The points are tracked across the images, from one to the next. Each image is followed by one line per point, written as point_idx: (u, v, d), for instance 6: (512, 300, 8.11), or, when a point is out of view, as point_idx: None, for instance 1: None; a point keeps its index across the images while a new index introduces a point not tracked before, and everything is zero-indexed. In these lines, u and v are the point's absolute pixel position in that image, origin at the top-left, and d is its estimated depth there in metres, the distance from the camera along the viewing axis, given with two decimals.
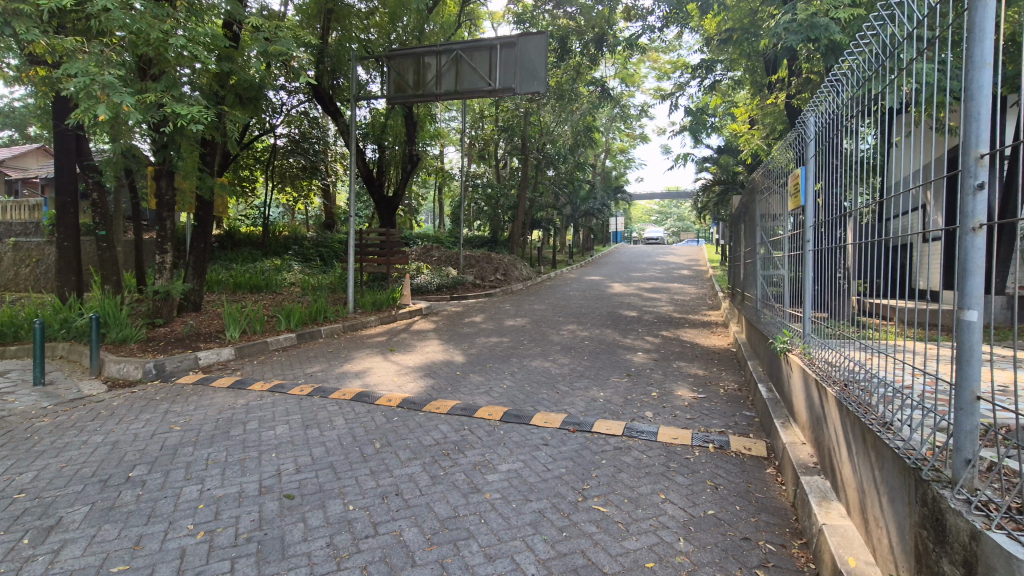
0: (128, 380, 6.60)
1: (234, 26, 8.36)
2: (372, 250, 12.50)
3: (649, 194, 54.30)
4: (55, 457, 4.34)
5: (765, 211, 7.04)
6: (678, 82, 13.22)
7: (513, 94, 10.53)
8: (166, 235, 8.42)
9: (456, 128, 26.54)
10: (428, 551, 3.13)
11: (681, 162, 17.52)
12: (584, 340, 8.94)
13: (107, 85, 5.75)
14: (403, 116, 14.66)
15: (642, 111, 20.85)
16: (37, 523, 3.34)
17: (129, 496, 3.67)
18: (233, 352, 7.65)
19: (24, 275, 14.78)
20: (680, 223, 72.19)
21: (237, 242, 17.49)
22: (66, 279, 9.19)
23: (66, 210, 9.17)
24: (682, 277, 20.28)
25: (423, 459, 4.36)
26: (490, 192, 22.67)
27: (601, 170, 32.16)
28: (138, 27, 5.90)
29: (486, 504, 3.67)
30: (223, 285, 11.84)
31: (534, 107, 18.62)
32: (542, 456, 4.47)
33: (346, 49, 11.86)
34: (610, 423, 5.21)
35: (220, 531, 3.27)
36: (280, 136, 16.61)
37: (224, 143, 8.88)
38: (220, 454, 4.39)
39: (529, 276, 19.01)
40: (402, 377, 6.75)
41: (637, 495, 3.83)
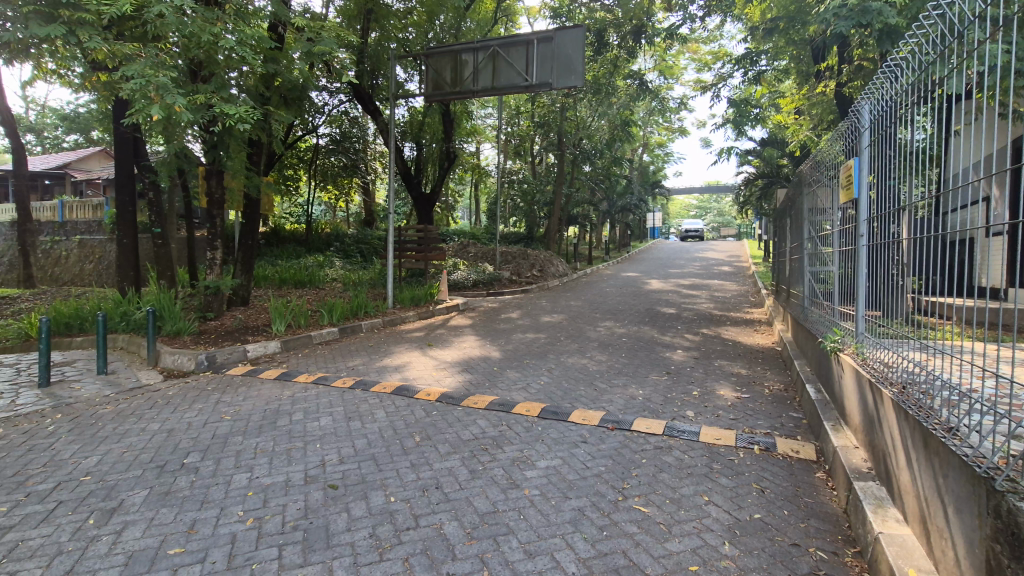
0: (183, 371, 6.91)
1: (280, 29, 8.58)
2: (410, 246, 12.69)
3: (688, 190, 52.99)
4: (117, 442, 4.59)
5: (813, 204, 6.73)
6: (719, 73, 12.89)
7: (550, 89, 10.39)
8: (216, 233, 8.78)
9: (492, 125, 26.64)
10: (468, 545, 3.14)
11: (725, 155, 17.04)
12: (622, 338, 8.81)
13: (162, 87, 6.01)
14: (440, 114, 14.86)
15: (682, 103, 20.35)
16: (101, 505, 3.53)
17: (183, 482, 3.83)
18: (279, 345, 7.90)
19: (88, 270, 15.76)
20: (718, 218, 70.55)
21: (283, 238, 18.07)
22: (126, 274, 9.72)
23: (126, 209, 9.65)
24: (723, 273, 19.71)
25: (462, 454, 4.40)
26: (526, 188, 22.64)
27: (639, 164, 31.68)
28: (190, 30, 6.11)
29: (525, 500, 3.67)
30: (269, 280, 12.21)
31: (570, 102, 18.45)
32: (581, 454, 4.43)
33: (385, 49, 12.05)
34: (650, 422, 5.11)
35: (268, 519, 3.38)
36: (321, 136, 17.08)
37: (269, 144, 9.18)
38: (268, 444, 4.54)
39: (565, 272, 18.90)
40: (440, 372, 6.80)
41: (679, 496, 3.74)
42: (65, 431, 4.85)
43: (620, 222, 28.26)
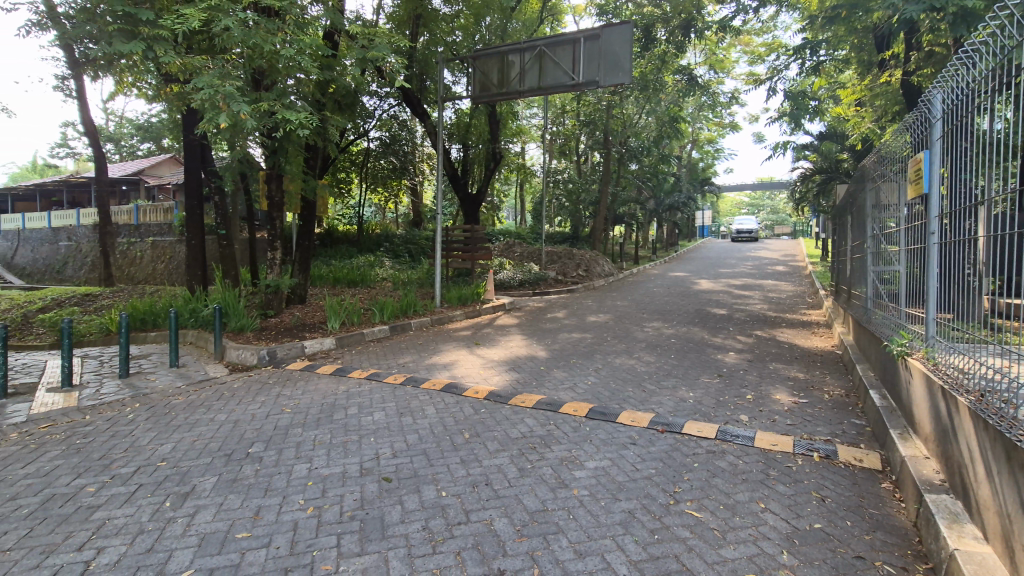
0: (246, 365, 7.29)
1: (335, 37, 8.88)
2: (457, 246, 12.87)
3: (739, 187, 51.14)
4: (189, 430, 4.89)
5: (876, 200, 6.39)
6: (774, 65, 12.44)
7: (597, 87, 10.29)
8: (276, 234, 9.18)
9: (538, 125, 26.65)
10: (519, 542, 3.17)
11: (780, 150, 16.37)
12: (671, 339, 8.63)
13: (228, 96, 6.34)
14: (486, 115, 15.05)
15: (733, 98, 19.74)
16: (176, 489, 3.77)
17: (249, 470, 4.05)
18: (335, 342, 8.19)
19: (160, 270, 16.90)
20: (771, 216, 67.73)
21: (336, 239, 18.75)
22: (194, 273, 10.32)
23: (195, 213, 10.24)
24: (777, 273, 18.95)
25: (510, 452, 4.43)
26: (571, 187, 22.56)
27: (687, 161, 30.96)
28: (253, 41, 6.41)
29: (574, 500, 3.66)
30: (324, 280, 12.67)
31: (616, 100, 18.12)
32: (630, 455, 4.37)
33: (433, 53, 12.29)
34: (701, 425, 4.99)
35: (327, 508, 3.52)
36: (372, 140, 17.55)
37: (325, 148, 9.52)
38: (326, 436, 4.72)
39: (611, 272, 18.68)
40: (488, 370, 6.88)
41: (733, 503, 3.64)
42: (143, 419, 5.21)
43: (667, 220, 27.65)
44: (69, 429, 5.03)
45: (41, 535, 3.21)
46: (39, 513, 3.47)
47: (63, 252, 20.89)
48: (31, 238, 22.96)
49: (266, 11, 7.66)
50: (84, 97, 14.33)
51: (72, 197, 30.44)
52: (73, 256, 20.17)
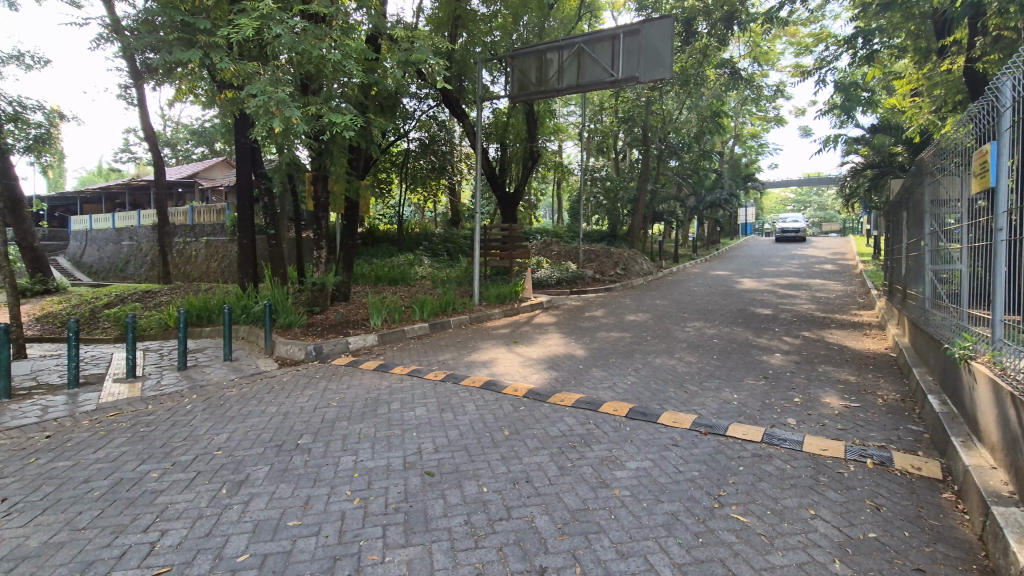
0: (294, 360, 7.56)
1: (378, 40, 9.07)
2: (494, 244, 12.94)
3: (784, 183, 49.43)
4: (242, 421, 5.12)
5: (935, 196, 6.07)
6: (822, 57, 11.99)
7: (637, 83, 10.12)
8: (321, 233, 9.44)
9: (575, 123, 26.49)
10: (561, 540, 3.17)
11: (830, 144, 15.73)
12: (713, 339, 8.44)
13: (280, 102, 6.58)
14: (524, 114, 15.09)
15: (778, 90, 19.09)
16: (231, 477, 3.95)
17: (298, 461, 4.20)
18: (377, 338, 8.39)
19: (213, 268, 17.72)
20: (819, 212, 64.80)
21: (377, 238, 19.18)
22: (246, 271, 10.77)
23: (246, 213, 10.68)
24: (825, 273, 18.19)
25: (550, 450, 4.44)
26: (609, 185, 22.35)
27: (730, 157, 30.13)
28: (302, 47, 6.61)
29: (615, 500, 3.63)
30: (366, 278, 12.99)
31: (656, 95, 17.54)
32: (673, 457, 4.31)
33: (472, 53, 12.30)
34: (747, 427, 4.86)
35: (373, 500, 3.62)
36: (412, 140, 17.84)
37: (368, 149, 9.76)
38: (370, 429, 4.85)
39: (649, 270, 18.40)
40: (527, 369, 6.90)
41: (781, 508, 3.53)
42: (200, 410, 5.47)
43: (708, 218, 27.03)
44: (134, 417, 5.34)
45: (111, 516, 3.42)
46: (109, 495, 3.70)
47: (126, 250, 22.19)
48: (97, 237, 24.47)
49: (312, 17, 7.89)
50: (144, 104, 15.15)
51: (134, 199, 32.29)
52: (135, 255, 21.40)
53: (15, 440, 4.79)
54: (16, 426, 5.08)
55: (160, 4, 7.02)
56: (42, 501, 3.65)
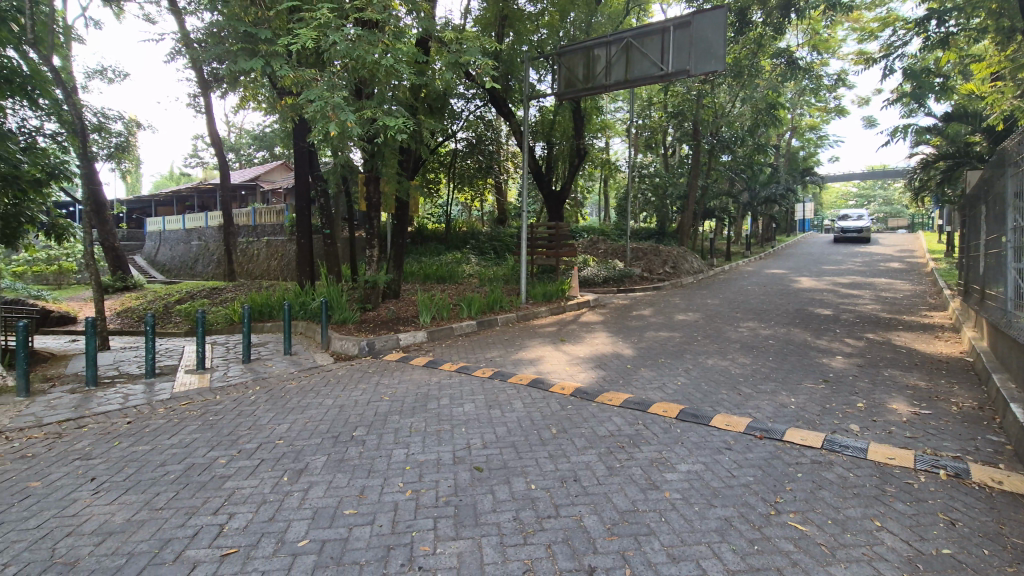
0: (348, 354, 7.83)
1: (428, 42, 9.24)
2: (541, 243, 12.92)
3: (846, 176, 46.82)
4: (301, 413, 5.35)
5: (1019, 187, 5.59)
6: (888, 42, 11.30)
7: (687, 76, 9.85)
8: (373, 232, 9.70)
9: (623, 119, 26.08)
10: (610, 541, 3.15)
11: (897, 135, 14.80)
12: (767, 340, 8.14)
13: (336, 106, 6.82)
14: (571, 111, 14.96)
15: (839, 79, 18.11)
16: (292, 465, 4.15)
17: (354, 452, 4.36)
18: (427, 335, 8.58)
19: (273, 266, 18.61)
20: (884, 206, 60.65)
21: (425, 237, 19.56)
22: (303, 269, 11.27)
23: (304, 214, 11.15)
24: (892, 271, 17.08)
25: (598, 449, 4.41)
26: (658, 181, 21.89)
27: (786, 150, 28.80)
28: (356, 53, 6.81)
29: (665, 503, 3.57)
30: (415, 276, 13.27)
31: (707, 88, 17.00)
32: (726, 461, 4.19)
33: (518, 52, 12.30)
34: (806, 433, 4.66)
35: (424, 492, 3.71)
36: (460, 140, 18.08)
37: (418, 150, 10.00)
38: (421, 424, 4.97)
39: (700, 269, 17.90)
40: (574, 367, 6.87)
41: (843, 518, 3.37)
42: (263, 401, 5.78)
43: (762, 214, 25.97)
44: (204, 406, 5.70)
45: (185, 498, 3.67)
46: (183, 478, 3.96)
47: (194, 250, 23.61)
48: (169, 238, 26.14)
49: (364, 24, 8.13)
50: (211, 111, 16.03)
51: (202, 202, 34.30)
52: (203, 254, 22.77)
53: (101, 425, 5.21)
54: (102, 412, 5.53)
55: (225, 17, 7.44)
56: (125, 481, 3.96)
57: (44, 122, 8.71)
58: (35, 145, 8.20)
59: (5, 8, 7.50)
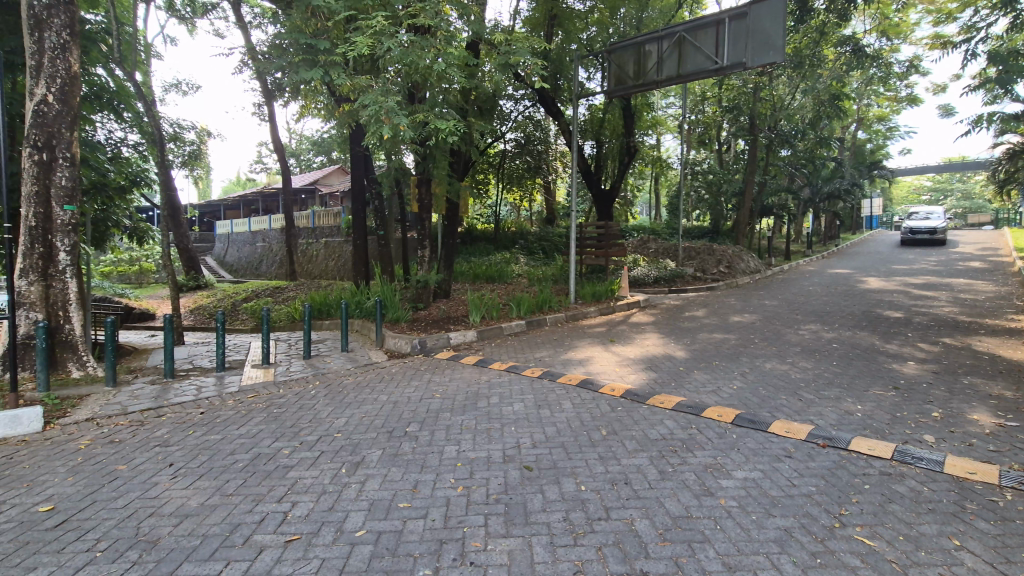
0: (402, 352, 8.06)
1: (479, 44, 9.34)
2: (590, 242, 12.80)
3: (919, 170, 43.72)
4: (358, 408, 5.55)
5: None
6: (970, 24, 10.45)
7: (744, 69, 9.50)
8: (425, 233, 9.90)
9: (675, 115, 25.46)
10: (662, 546, 3.09)
11: (979, 125, 13.68)
12: (830, 343, 7.73)
13: (390, 110, 7.02)
14: (621, 108, 14.75)
15: (912, 66, 16.95)
16: (349, 458, 4.32)
17: (407, 447, 4.49)
18: (477, 334, 8.69)
19: (331, 267, 19.38)
20: (963, 200, 56.01)
21: (475, 237, 19.81)
22: (359, 270, 11.68)
23: (360, 216, 11.57)
24: (974, 271, 15.76)
25: (650, 453, 4.34)
26: (711, 178, 21.25)
27: (852, 144, 27.22)
28: (409, 58, 7.01)
29: (721, 510, 3.46)
30: (465, 275, 13.47)
31: (765, 80, 16.33)
32: (786, 469, 4.02)
33: (567, 51, 12.26)
34: (874, 443, 4.40)
35: (475, 489, 3.77)
36: (509, 141, 18.22)
37: (467, 152, 10.16)
38: (471, 422, 5.05)
39: (757, 268, 17.19)
40: (624, 368, 6.78)
41: (917, 535, 3.16)
42: (322, 395, 6.04)
43: (826, 211, 24.65)
44: (269, 399, 6.03)
45: (252, 486, 3.88)
46: (251, 467, 4.21)
47: (259, 251, 24.94)
48: (236, 240, 27.71)
49: (417, 30, 8.36)
50: (274, 119, 16.88)
51: (266, 205, 36.14)
52: (267, 255, 24.01)
53: (177, 414, 5.60)
54: (178, 402, 5.94)
55: (288, 30, 7.81)
56: (199, 467, 4.24)
57: (128, 134, 9.43)
58: (120, 155, 8.92)
59: (95, 30, 8.19)
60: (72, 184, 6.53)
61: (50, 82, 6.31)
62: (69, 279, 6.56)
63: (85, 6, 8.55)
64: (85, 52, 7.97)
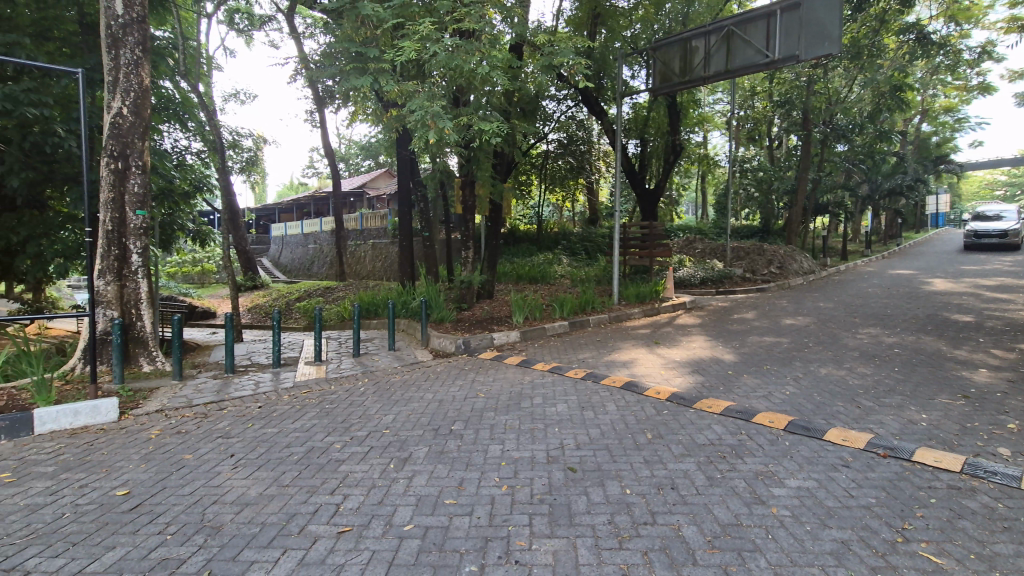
0: (446, 352, 8.20)
1: (522, 46, 9.39)
2: (634, 243, 12.63)
3: (992, 164, 40.78)
4: (405, 405, 5.69)
5: None
6: None
7: (797, 62, 9.13)
8: (469, 234, 10.01)
9: (723, 111, 24.75)
10: (710, 553, 3.03)
11: None
12: (892, 348, 7.32)
13: (435, 115, 7.15)
14: (666, 106, 14.49)
15: (985, 52, 15.81)
16: (396, 454, 4.44)
17: (453, 445, 4.57)
18: (520, 335, 8.74)
19: (378, 267, 19.92)
20: None
21: (518, 238, 19.91)
22: (405, 270, 11.97)
23: (406, 218, 11.84)
24: None
25: (697, 458, 4.25)
26: (762, 176, 20.52)
27: (915, 137, 25.68)
28: (454, 63, 7.12)
29: (773, 519, 3.36)
30: (508, 276, 13.56)
31: (819, 72, 15.62)
32: (842, 479, 3.85)
33: (611, 49, 12.13)
34: (941, 455, 4.14)
35: (520, 489, 3.80)
36: (551, 142, 18.21)
37: (510, 153, 10.22)
38: (515, 422, 5.09)
39: (811, 269, 16.47)
40: (669, 371, 6.66)
41: (990, 554, 2.96)
42: (371, 393, 6.23)
43: (886, 208, 23.34)
44: (320, 395, 6.27)
45: (306, 478, 4.06)
46: (305, 460, 4.39)
47: (311, 252, 25.90)
48: (289, 242, 28.88)
49: (461, 34, 8.49)
50: (325, 125, 17.50)
51: (316, 208, 37.45)
52: (318, 256, 24.92)
53: (237, 408, 5.91)
54: (238, 396, 6.26)
55: (339, 39, 8.09)
56: (257, 459, 4.46)
57: (192, 142, 10.00)
58: (184, 162, 9.46)
59: (164, 46, 8.72)
60: (144, 191, 6.99)
61: (125, 96, 6.78)
62: (140, 279, 7.01)
63: (155, 23, 9.12)
64: (155, 66, 8.50)
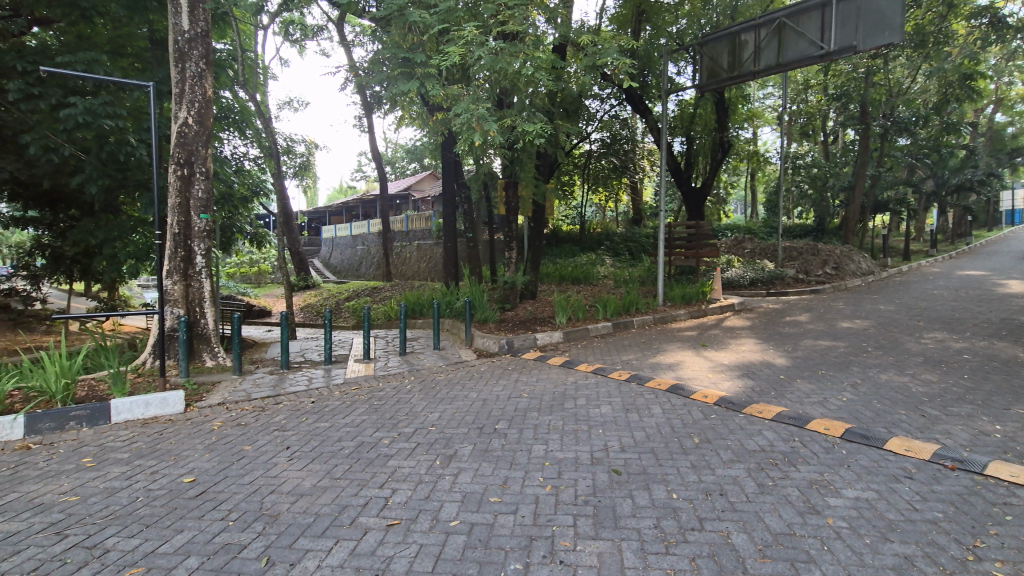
0: (489, 351, 8.29)
1: (565, 46, 9.38)
2: (680, 243, 12.37)
3: None
4: (450, 403, 5.80)
5: None
6: None
7: (854, 53, 8.72)
8: (512, 235, 10.07)
9: (774, 106, 23.89)
10: (762, 562, 2.94)
11: None
12: (961, 354, 6.87)
13: (481, 117, 7.24)
14: (713, 103, 14.12)
15: None
16: (442, 451, 4.53)
17: (497, 444, 4.62)
18: (563, 335, 8.73)
19: (422, 268, 20.32)
20: None
21: (560, 239, 19.87)
22: (449, 270, 12.17)
23: (451, 220, 12.02)
24: None
25: (747, 464, 4.13)
26: (816, 172, 19.66)
27: (988, 128, 23.96)
28: (498, 65, 7.18)
29: (829, 530, 3.23)
30: (551, 276, 13.55)
31: (879, 63, 14.86)
32: (905, 491, 3.66)
33: (656, 46, 11.92)
34: (1017, 469, 3.86)
35: (564, 489, 3.81)
36: (594, 141, 18.08)
37: (553, 154, 10.24)
38: (558, 422, 5.10)
39: (870, 270, 15.65)
40: (717, 374, 6.49)
41: None
42: (417, 390, 6.37)
43: (955, 205, 21.89)
44: (369, 392, 6.47)
45: (357, 471, 4.20)
46: (356, 454, 4.55)
47: (358, 253, 26.69)
48: (339, 243, 29.84)
49: (505, 37, 8.56)
50: (372, 130, 17.99)
51: (364, 210, 38.53)
52: (365, 257, 25.64)
53: (291, 402, 6.18)
54: (292, 391, 6.54)
55: (387, 46, 8.31)
56: (310, 451, 4.66)
57: (250, 149, 10.50)
58: (243, 168, 9.95)
59: (225, 58, 9.20)
60: (207, 195, 7.41)
61: (190, 107, 7.21)
62: (203, 279, 7.43)
63: (216, 37, 9.64)
64: (216, 77, 8.98)
